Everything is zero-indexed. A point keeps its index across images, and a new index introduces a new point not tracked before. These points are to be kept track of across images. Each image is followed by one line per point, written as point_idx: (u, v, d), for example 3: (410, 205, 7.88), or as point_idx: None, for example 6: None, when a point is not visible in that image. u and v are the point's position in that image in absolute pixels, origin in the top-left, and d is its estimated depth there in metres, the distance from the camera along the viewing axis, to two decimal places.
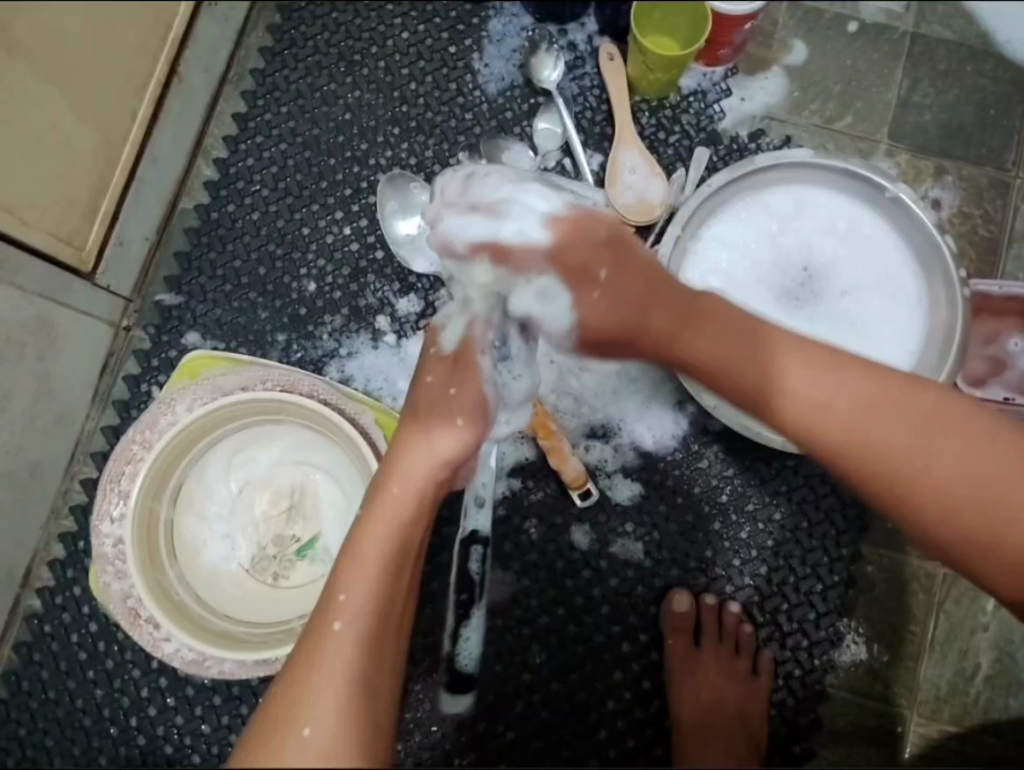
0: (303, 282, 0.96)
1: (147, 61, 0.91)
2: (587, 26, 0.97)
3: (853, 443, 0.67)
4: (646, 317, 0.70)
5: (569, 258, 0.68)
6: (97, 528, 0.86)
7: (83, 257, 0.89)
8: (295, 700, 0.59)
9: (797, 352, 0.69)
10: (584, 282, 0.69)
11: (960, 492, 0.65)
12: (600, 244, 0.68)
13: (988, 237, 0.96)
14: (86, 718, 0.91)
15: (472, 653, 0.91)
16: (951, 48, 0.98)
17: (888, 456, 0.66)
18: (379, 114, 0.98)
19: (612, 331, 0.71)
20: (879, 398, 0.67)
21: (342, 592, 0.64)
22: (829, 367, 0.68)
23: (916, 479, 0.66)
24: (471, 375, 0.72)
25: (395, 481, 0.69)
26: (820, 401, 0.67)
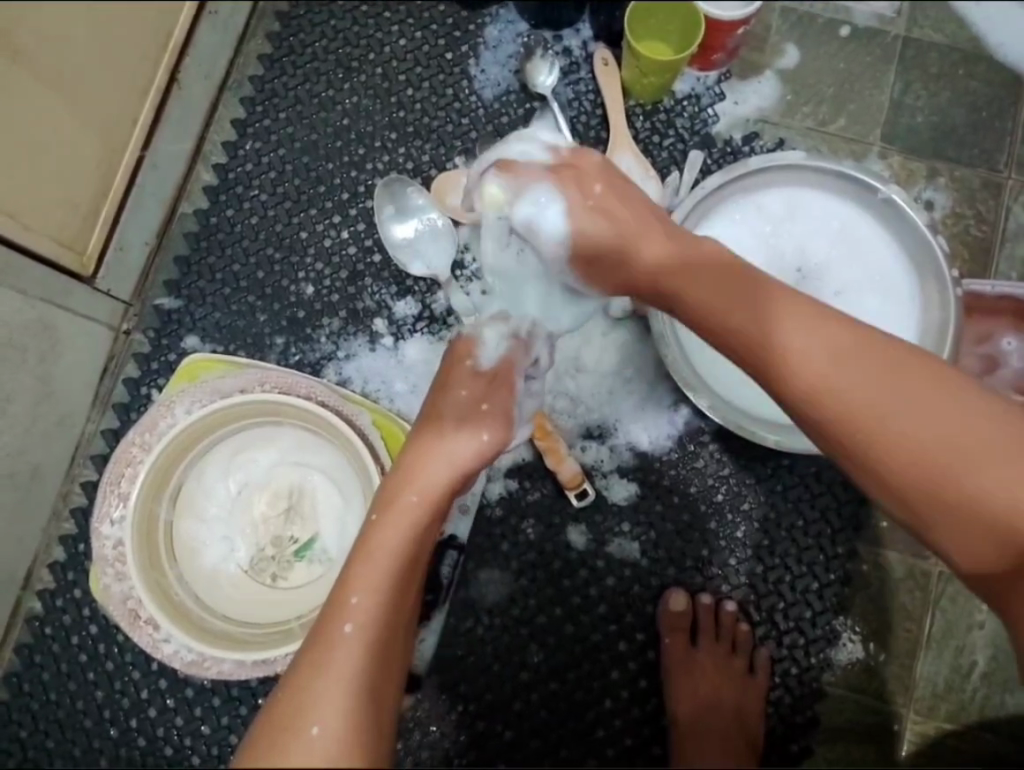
0: (302, 286, 0.97)
1: (149, 67, 0.93)
2: (582, 32, 0.99)
3: (825, 391, 0.63)
4: (642, 237, 0.72)
5: (580, 163, 0.74)
6: (97, 529, 0.87)
7: (84, 261, 0.90)
8: (300, 708, 0.56)
9: (794, 305, 0.66)
10: (579, 191, 0.73)
11: (925, 451, 0.61)
12: (616, 191, 0.73)
13: (981, 237, 0.97)
14: (86, 719, 0.91)
15: (426, 654, 0.93)
16: (943, 51, 0.99)
17: (860, 407, 0.62)
18: (377, 119, 0.99)
19: (604, 242, 0.73)
20: (865, 356, 0.63)
21: (353, 597, 0.63)
22: (823, 320, 0.65)
23: (881, 428, 0.62)
24: (501, 395, 0.76)
25: (414, 492, 0.69)
26: (801, 348, 0.64)
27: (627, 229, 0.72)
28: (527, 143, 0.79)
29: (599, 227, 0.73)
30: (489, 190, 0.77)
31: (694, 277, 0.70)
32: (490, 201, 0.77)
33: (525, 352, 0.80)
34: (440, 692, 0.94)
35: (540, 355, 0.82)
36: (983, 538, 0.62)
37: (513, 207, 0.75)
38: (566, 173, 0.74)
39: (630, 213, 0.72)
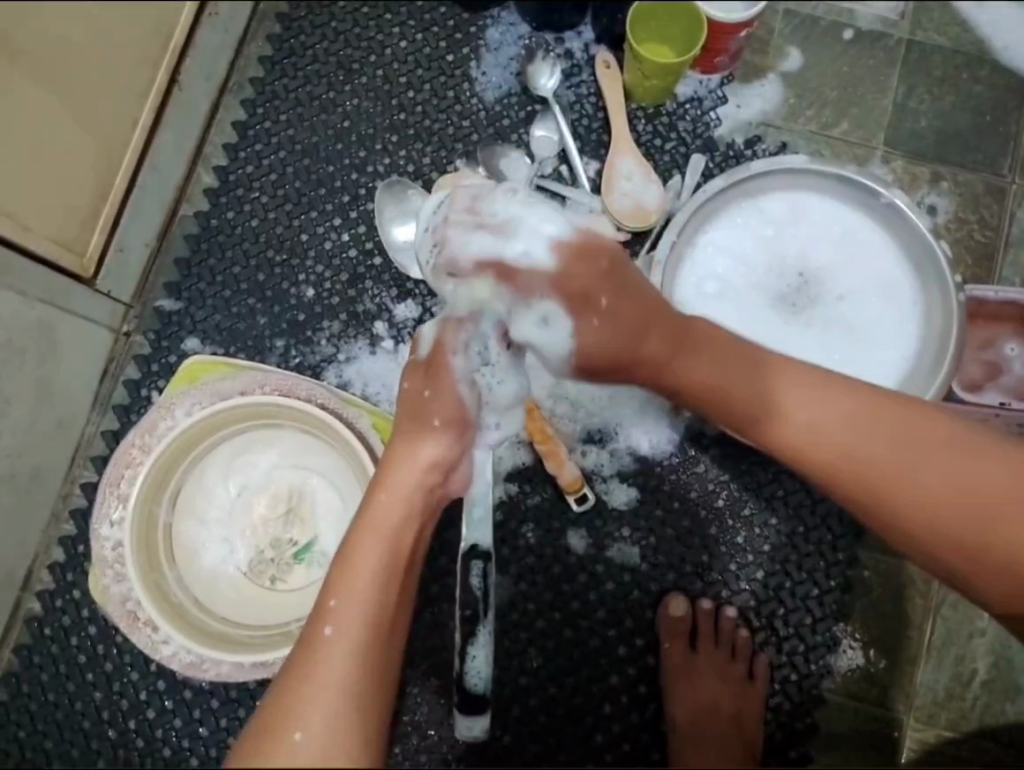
0: (302, 288, 0.97)
1: (149, 70, 0.92)
2: (583, 35, 0.98)
3: (850, 467, 0.67)
4: (639, 336, 0.69)
5: (572, 283, 0.67)
6: (96, 531, 0.87)
7: (84, 264, 0.89)
8: (285, 710, 0.58)
9: (803, 383, 0.69)
10: (586, 311, 0.68)
11: (959, 513, 0.66)
12: (595, 265, 0.67)
13: (984, 242, 0.96)
14: (84, 720, 0.91)
15: (481, 673, 0.85)
16: (947, 55, 0.99)
17: (878, 475, 0.67)
18: (378, 122, 0.99)
19: (609, 361, 0.70)
20: (882, 419, 0.67)
21: (332, 600, 0.64)
22: (837, 393, 0.68)
23: (904, 489, 0.66)
24: (442, 381, 0.71)
25: (383, 489, 0.69)
26: (820, 425, 0.67)
27: (620, 339, 0.69)
28: (532, 221, 0.68)
29: (594, 337, 0.69)
30: (478, 283, 0.69)
31: (687, 354, 0.70)
32: (482, 298, 0.69)
33: (471, 326, 0.71)
34: (439, 696, 0.93)
35: (493, 333, 0.72)
36: (1005, 586, 0.67)
37: (517, 325, 0.70)
38: (559, 259, 0.67)
39: (632, 297, 0.69)
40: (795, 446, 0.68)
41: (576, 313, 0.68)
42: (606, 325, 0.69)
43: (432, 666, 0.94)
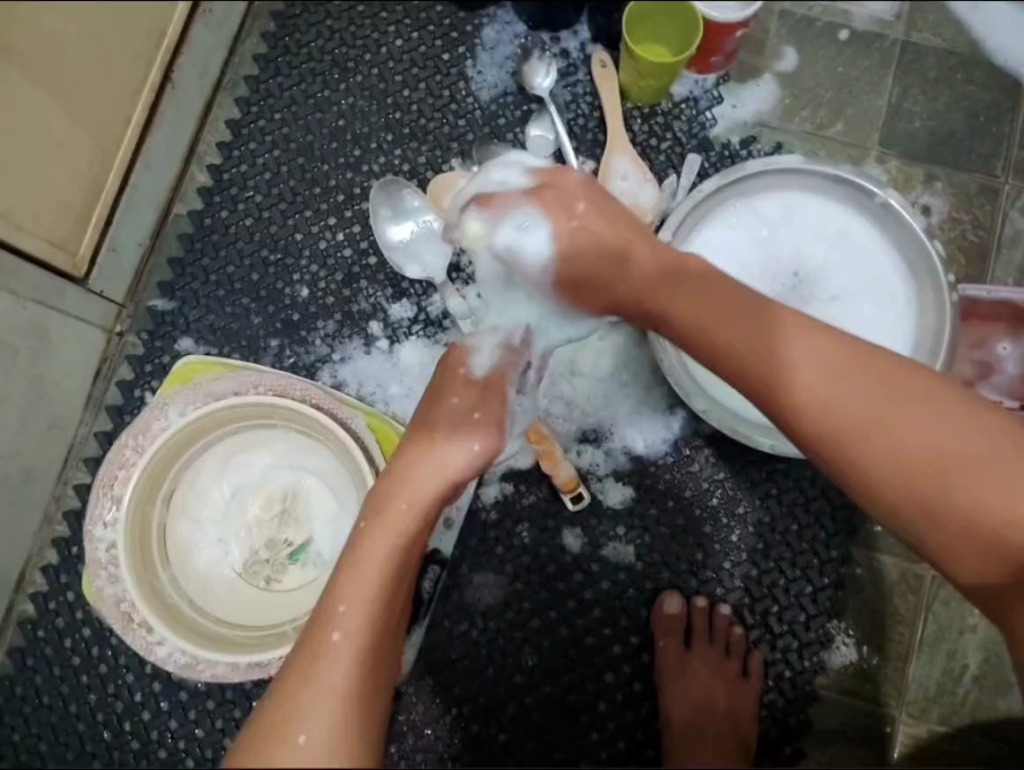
0: (296, 288, 0.96)
1: (143, 67, 0.92)
2: (580, 34, 0.98)
3: (825, 407, 0.63)
4: (636, 244, 0.70)
5: (558, 179, 0.71)
6: (89, 532, 0.86)
7: (76, 261, 0.89)
8: (287, 714, 0.57)
9: (799, 326, 0.65)
10: (558, 207, 0.71)
11: (922, 462, 0.62)
12: (575, 202, 0.70)
13: (977, 242, 0.97)
14: (79, 723, 0.91)
15: (407, 667, 0.93)
16: (941, 56, 0.99)
17: (850, 418, 0.63)
18: (373, 121, 0.98)
19: (631, 299, 0.71)
20: (862, 367, 0.64)
21: (342, 605, 0.63)
22: (828, 338, 0.65)
23: (870, 436, 0.62)
24: (490, 403, 0.76)
25: (404, 497, 0.69)
26: (804, 365, 0.64)
27: (614, 247, 0.70)
28: (517, 163, 0.77)
29: (594, 229, 0.70)
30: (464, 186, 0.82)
31: (686, 302, 0.68)
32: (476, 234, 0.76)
33: (515, 365, 0.80)
34: (435, 695, 0.94)
35: (527, 371, 0.82)
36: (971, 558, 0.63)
37: (497, 237, 0.74)
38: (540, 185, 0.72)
39: (613, 222, 0.71)
40: (772, 382, 0.65)
41: (555, 212, 0.71)
42: (586, 226, 0.70)
43: (428, 665, 0.94)
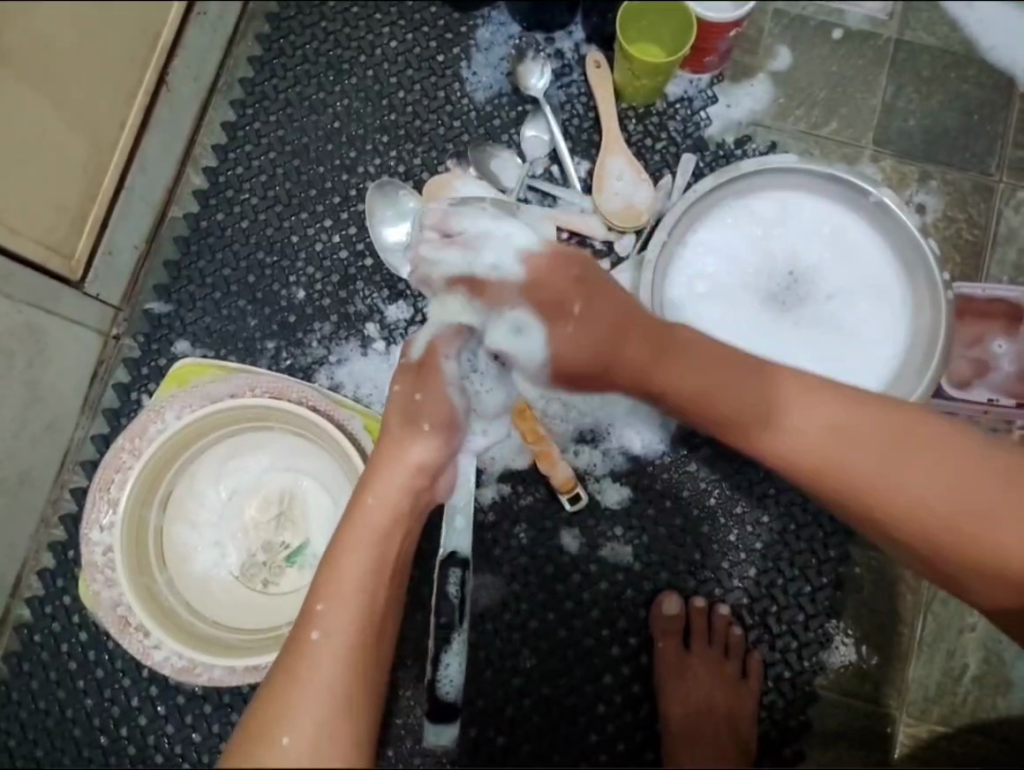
0: (292, 290, 0.96)
1: (137, 70, 0.92)
2: (574, 35, 0.98)
3: (836, 465, 0.68)
4: (628, 323, 0.70)
5: (546, 288, 0.69)
6: (86, 536, 0.86)
7: (72, 265, 0.89)
8: (273, 713, 0.58)
9: (794, 384, 0.70)
10: (559, 318, 0.69)
11: (944, 516, 0.67)
12: (569, 272, 0.69)
13: (973, 240, 0.97)
14: (75, 727, 0.91)
15: (453, 680, 0.86)
16: (935, 54, 0.99)
17: (869, 480, 0.68)
18: (369, 122, 0.99)
19: (588, 368, 0.71)
20: (869, 423, 0.68)
21: (320, 605, 0.64)
22: (828, 396, 0.69)
23: (894, 496, 0.67)
24: (433, 383, 0.73)
25: (370, 492, 0.69)
26: (810, 428, 0.69)
27: (606, 313, 0.69)
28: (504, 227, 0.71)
29: (587, 338, 0.69)
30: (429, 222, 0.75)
31: (683, 364, 0.70)
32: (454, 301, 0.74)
33: (462, 338, 0.75)
34: None
35: (478, 347, 0.77)
36: (987, 587, 0.68)
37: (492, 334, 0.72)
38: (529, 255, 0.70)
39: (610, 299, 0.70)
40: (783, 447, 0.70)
41: (550, 314, 0.70)
42: (579, 335, 0.69)
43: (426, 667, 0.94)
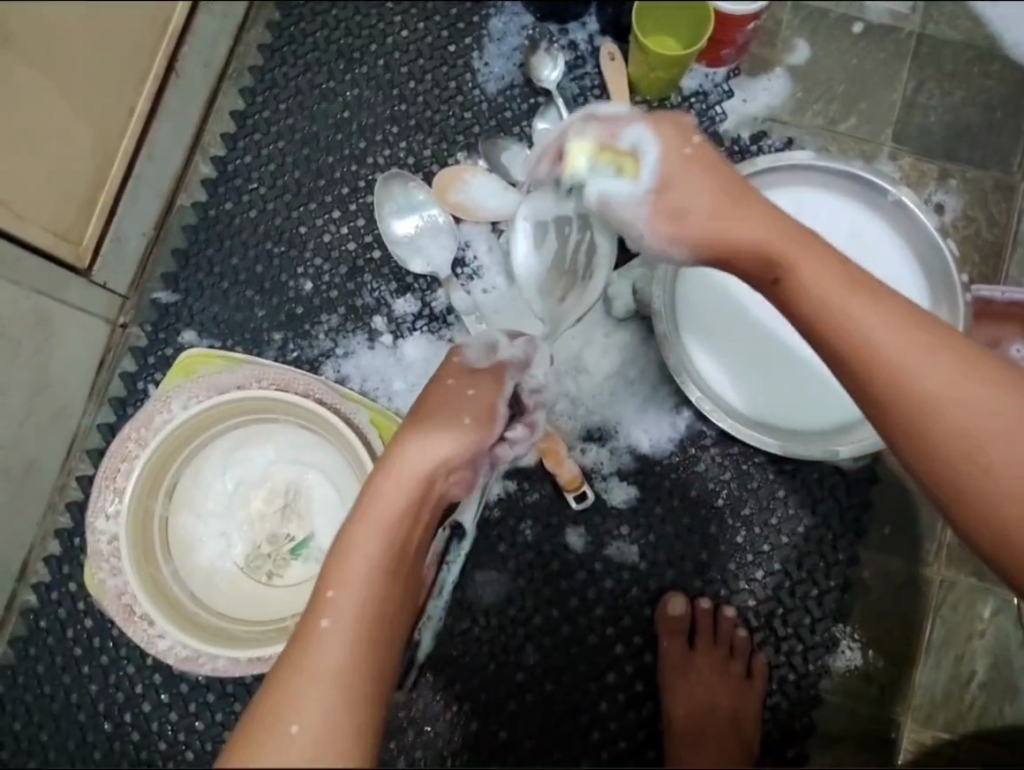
0: (300, 281, 0.96)
1: (146, 57, 0.91)
2: (588, 26, 0.97)
3: (957, 425, 0.55)
4: (744, 218, 0.60)
5: (674, 154, 0.62)
6: (92, 523, 0.86)
7: (79, 252, 0.89)
8: (280, 704, 0.50)
9: (902, 313, 0.57)
10: (681, 156, 0.62)
11: (998, 444, 0.55)
12: (702, 193, 0.61)
13: (992, 240, 0.95)
14: (80, 713, 0.91)
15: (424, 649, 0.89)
16: (958, 49, 0.97)
17: (923, 383, 0.55)
18: (379, 112, 0.97)
19: (714, 214, 0.61)
20: (930, 331, 0.57)
21: (331, 592, 0.58)
22: (905, 311, 0.57)
23: (948, 408, 0.55)
24: (484, 387, 0.75)
25: (391, 477, 0.64)
26: (933, 377, 0.55)
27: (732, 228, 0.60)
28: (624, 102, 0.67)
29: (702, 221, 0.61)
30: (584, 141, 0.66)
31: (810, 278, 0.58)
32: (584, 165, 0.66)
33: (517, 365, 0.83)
34: (437, 692, 0.93)
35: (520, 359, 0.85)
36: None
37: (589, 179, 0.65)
38: (662, 142, 0.62)
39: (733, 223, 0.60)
40: (893, 383, 0.56)
41: (667, 155, 0.62)
42: (694, 173, 0.62)
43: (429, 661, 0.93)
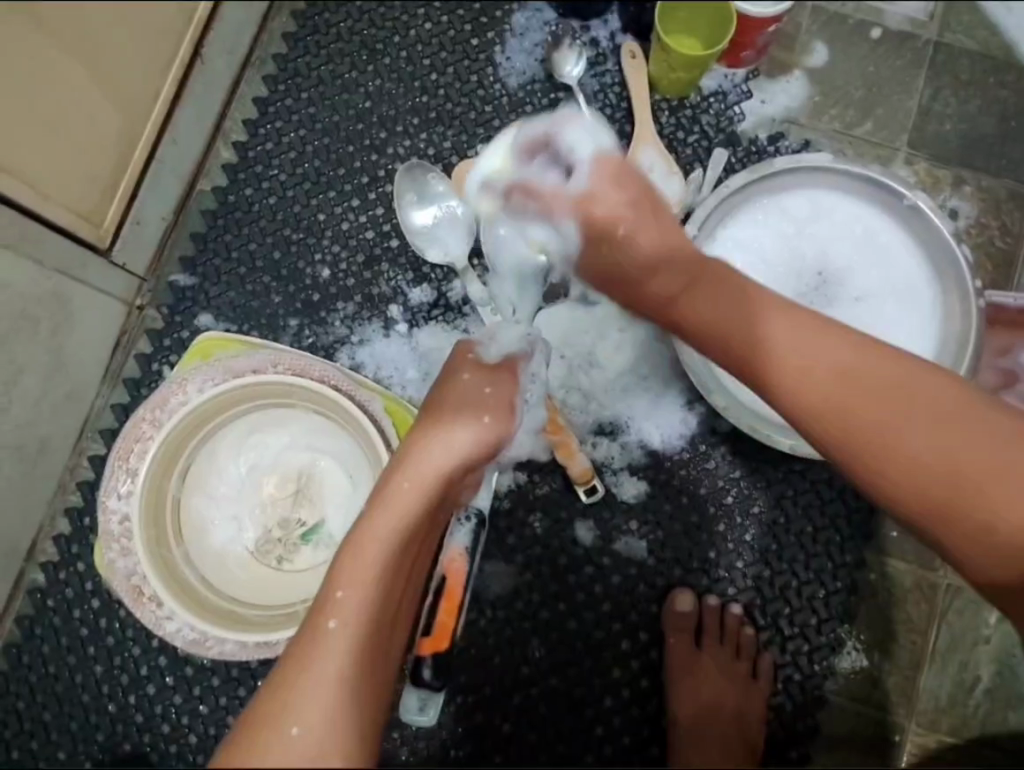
0: (317, 268, 0.96)
1: (173, 42, 0.92)
2: (610, 24, 0.97)
3: (852, 412, 0.67)
4: (657, 274, 0.69)
5: (597, 207, 0.66)
6: (103, 503, 0.86)
7: (101, 234, 0.89)
8: (285, 703, 0.56)
9: (792, 317, 0.69)
10: (602, 235, 0.67)
11: (935, 468, 0.66)
12: (629, 190, 0.66)
13: (1005, 248, 0.96)
14: (84, 693, 0.91)
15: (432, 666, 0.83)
16: (974, 58, 0.98)
17: (857, 418, 0.67)
18: (400, 103, 0.98)
19: (626, 271, 0.69)
20: (850, 362, 0.68)
21: (340, 592, 0.63)
22: (823, 332, 0.69)
23: (885, 442, 0.67)
24: (499, 381, 0.76)
25: (405, 477, 0.69)
26: (816, 369, 0.68)
27: (660, 286, 0.70)
28: (586, 127, 0.68)
29: (627, 260, 0.68)
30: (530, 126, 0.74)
31: (753, 317, 0.69)
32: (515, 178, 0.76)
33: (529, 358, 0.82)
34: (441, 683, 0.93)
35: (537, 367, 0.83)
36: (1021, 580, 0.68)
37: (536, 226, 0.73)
38: (592, 178, 0.66)
39: (634, 215, 0.67)
40: (830, 422, 0.68)
41: (587, 240, 0.68)
42: (641, 233, 0.67)
43: None
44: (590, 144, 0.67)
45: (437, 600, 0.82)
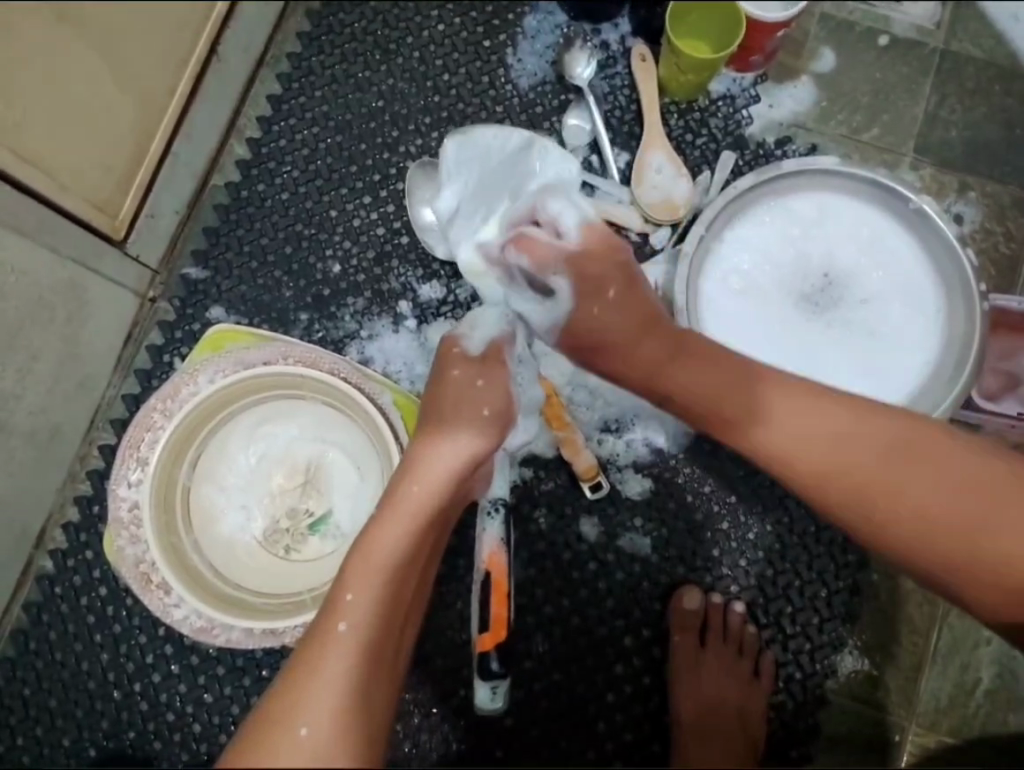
0: (328, 263, 0.97)
1: (189, 38, 0.94)
2: (620, 27, 0.99)
3: (852, 476, 0.68)
4: (641, 344, 0.72)
5: (587, 268, 0.72)
6: (113, 490, 0.86)
7: (115, 224, 0.90)
8: (292, 705, 0.57)
9: (778, 385, 0.70)
10: (591, 296, 0.72)
11: (938, 520, 0.67)
12: (606, 263, 0.72)
13: (1008, 254, 0.97)
14: (90, 680, 0.92)
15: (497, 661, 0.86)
16: (980, 66, 0.99)
17: (865, 480, 0.68)
18: (412, 102, 0.99)
19: (611, 341, 0.72)
20: (843, 427, 0.69)
21: (348, 594, 0.64)
22: (813, 400, 0.70)
23: (890, 503, 0.68)
24: (495, 374, 0.77)
25: (415, 480, 0.70)
26: (807, 437, 0.69)
27: (646, 356, 0.72)
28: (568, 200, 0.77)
29: (613, 322, 0.72)
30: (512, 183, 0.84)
31: (740, 394, 0.70)
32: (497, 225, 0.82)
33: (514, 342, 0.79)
34: (445, 676, 0.94)
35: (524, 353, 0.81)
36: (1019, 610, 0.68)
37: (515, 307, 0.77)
38: (585, 242, 0.73)
39: (618, 267, 0.73)
40: (834, 485, 0.69)
41: (578, 298, 0.72)
42: (620, 307, 0.72)
43: (437, 645, 0.94)
44: (574, 216, 0.75)
45: (488, 596, 0.84)
